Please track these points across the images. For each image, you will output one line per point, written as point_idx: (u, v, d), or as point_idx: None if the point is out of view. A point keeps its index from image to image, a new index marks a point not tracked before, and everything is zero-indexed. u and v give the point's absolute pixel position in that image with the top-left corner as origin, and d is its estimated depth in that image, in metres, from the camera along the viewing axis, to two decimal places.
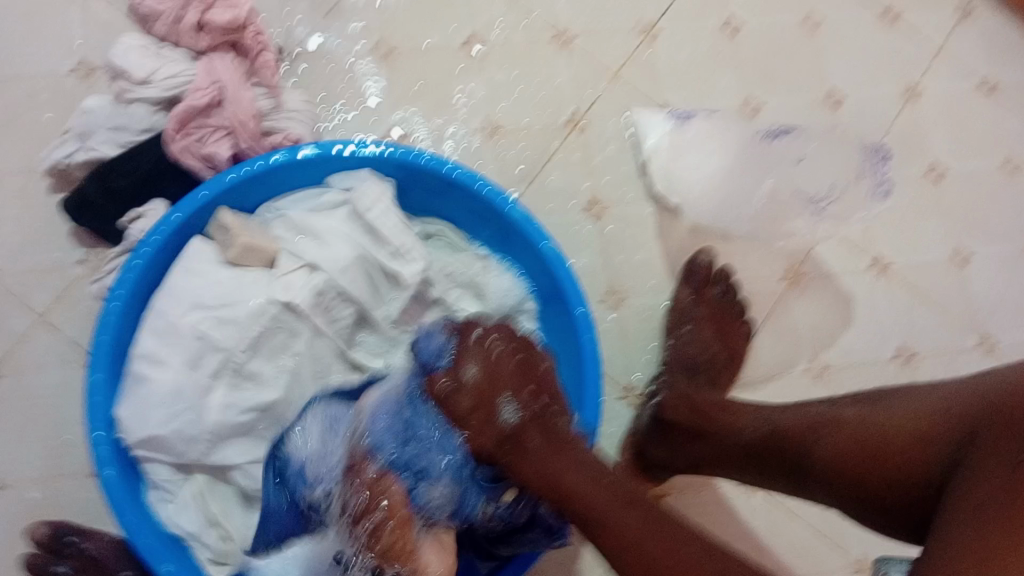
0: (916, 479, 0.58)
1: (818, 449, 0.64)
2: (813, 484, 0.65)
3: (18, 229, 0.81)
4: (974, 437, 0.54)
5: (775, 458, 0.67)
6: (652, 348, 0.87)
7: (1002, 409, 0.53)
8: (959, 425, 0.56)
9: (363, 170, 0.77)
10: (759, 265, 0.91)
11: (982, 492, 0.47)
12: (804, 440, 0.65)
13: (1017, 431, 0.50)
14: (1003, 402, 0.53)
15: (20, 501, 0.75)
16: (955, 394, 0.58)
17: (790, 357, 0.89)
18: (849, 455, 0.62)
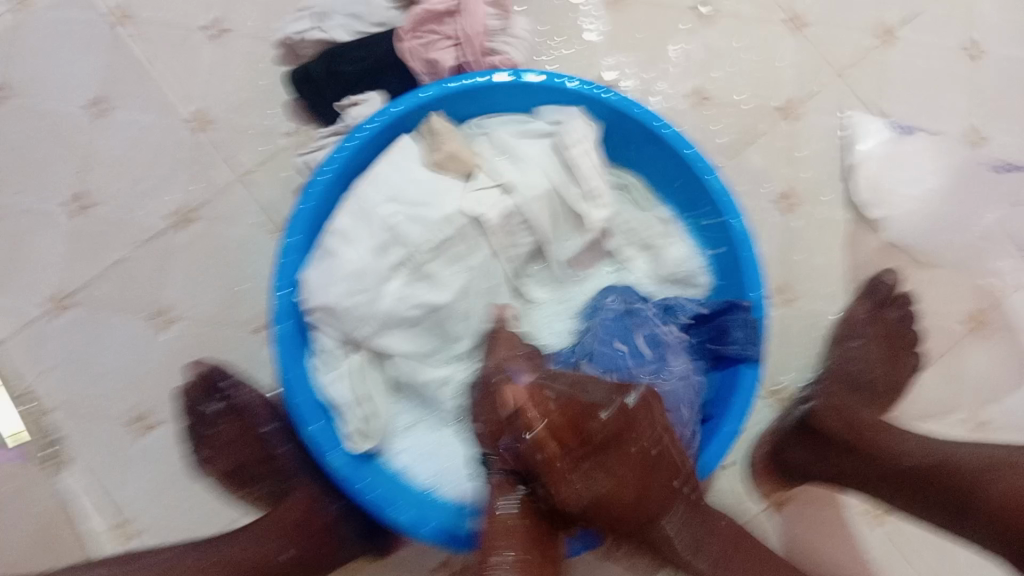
0: (985, 504, 0.63)
1: (987, 489, 0.63)
2: (967, 521, 0.65)
3: (240, 90, 0.85)
4: (966, 506, 0.64)
5: (936, 491, 0.66)
6: (810, 354, 0.84)
7: (998, 472, 0.64)
8: (986, 470, 0.64)
9: (575, 107, 0.76)
10: (945, 301, 0.86)
11: (1011, 496, 0.62)
12: (974, 478, 0.64)
13: (987, 474, 0.64)
14: (999, 474, 0.63)
15: (186, 337, 0.81)
16: (994, 460, 0.65)
17: (947, 401, 0.85)
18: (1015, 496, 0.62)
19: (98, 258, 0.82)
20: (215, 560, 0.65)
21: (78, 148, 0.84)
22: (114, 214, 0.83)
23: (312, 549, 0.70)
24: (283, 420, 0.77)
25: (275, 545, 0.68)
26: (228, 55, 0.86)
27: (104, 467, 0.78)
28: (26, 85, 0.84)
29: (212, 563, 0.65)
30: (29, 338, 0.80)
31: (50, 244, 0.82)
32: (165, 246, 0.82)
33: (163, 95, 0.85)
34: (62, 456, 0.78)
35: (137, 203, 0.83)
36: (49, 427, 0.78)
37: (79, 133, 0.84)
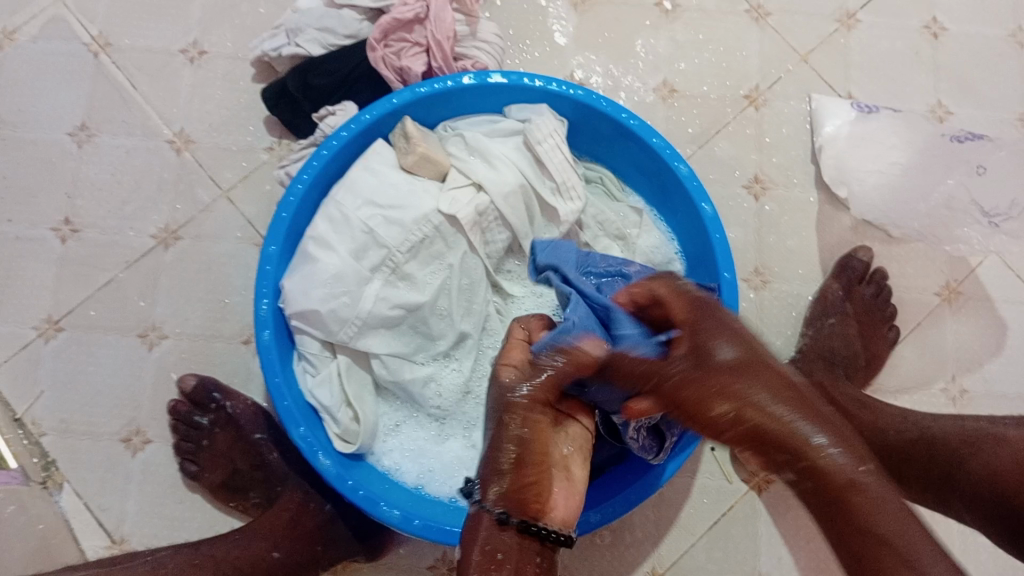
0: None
1: (971, 463, 0.57)
2: (965, 507, 0.57)
3: (219, 109, 0.88)
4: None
5: (914, 466, 0.62)
6: (788, 334, 0.86)
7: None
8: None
9: (542, 105, 0.78)
10: (916, 275, 0.88)
11: None
12: (962, 453, 0.58)
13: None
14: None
15: (177, 351, 0.83)
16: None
17: (928, 373, 0.86)
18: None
19: (88, 279, 0.84)
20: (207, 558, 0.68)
21: (64, 174, 0.86)
22: (102, 236, 0.85)
23: (306, 550, 0.73)
24: (273, 430, 0.80)
25: (269, 543, 0.71)
26: (206, 76, 0.88)
27: (104, 482, 0.80)
28: (11, 117, 0.87)
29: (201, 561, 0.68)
30: (25, 360, 0.82)
31: (41, 269, 0.84)
32: (153, 264, 0.84)
33: (145, 119, 0.87)
34: (59, 474, 0.80)
35: (124, 224, 0.85)
36: (47, 447, 0.80)
37: (65, 159, 0.86)
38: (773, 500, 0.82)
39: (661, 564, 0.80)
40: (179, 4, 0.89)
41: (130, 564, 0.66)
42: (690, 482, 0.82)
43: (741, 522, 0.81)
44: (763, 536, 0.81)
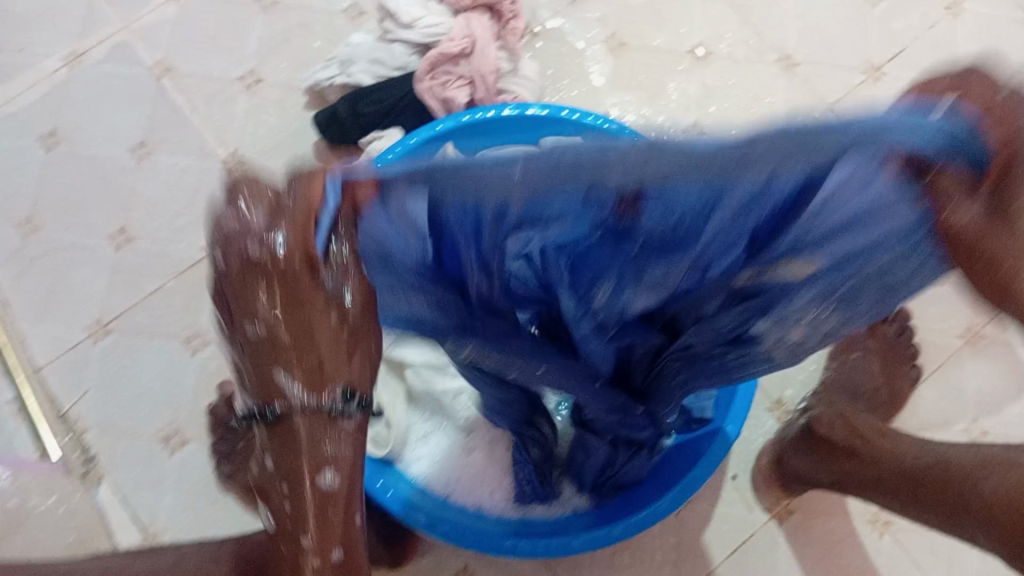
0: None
1: (979, 485, 0.57)
2: (968, 520, 0.58)
3: (270, 132, 0.92)
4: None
5: (931, 484, 0.62)
6: (811, 369, 0.87)
7: None
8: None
9: None
10: (938, 317, 0.90)
11: None
12: (971, 475, 0.59)
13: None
14: None
15: (218, 358, 0.86)
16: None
17: (950, 414, 0.87)
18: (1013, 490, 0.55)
19: (138, 286, 0.88)
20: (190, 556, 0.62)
21: (121, 186, 0.91)
22: (153, 245, 0.89)
23: None
24: None
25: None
26: (259, 101, 0.93)
27: (139, 481, 0.82)
28: (76, 132, 0.93)
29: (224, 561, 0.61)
30: (73, 360, 0.85)
31: (93, 273, 0.88)
32: (200, 274, 0.88)
33: (201, 138, 0.92)
34: (97, 471, 0.82)
35: (175, 235, 0.89)
36: (87, 444, 0.83)
37: (124, 173, 0.91)
38: (793, 530, 0.83)
39: None
40: (239, 35, 0.95)
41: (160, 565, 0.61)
42: (710, 510, 0.83)
43: (759, 551, 0.82)
44: (783, 567, 0.82)
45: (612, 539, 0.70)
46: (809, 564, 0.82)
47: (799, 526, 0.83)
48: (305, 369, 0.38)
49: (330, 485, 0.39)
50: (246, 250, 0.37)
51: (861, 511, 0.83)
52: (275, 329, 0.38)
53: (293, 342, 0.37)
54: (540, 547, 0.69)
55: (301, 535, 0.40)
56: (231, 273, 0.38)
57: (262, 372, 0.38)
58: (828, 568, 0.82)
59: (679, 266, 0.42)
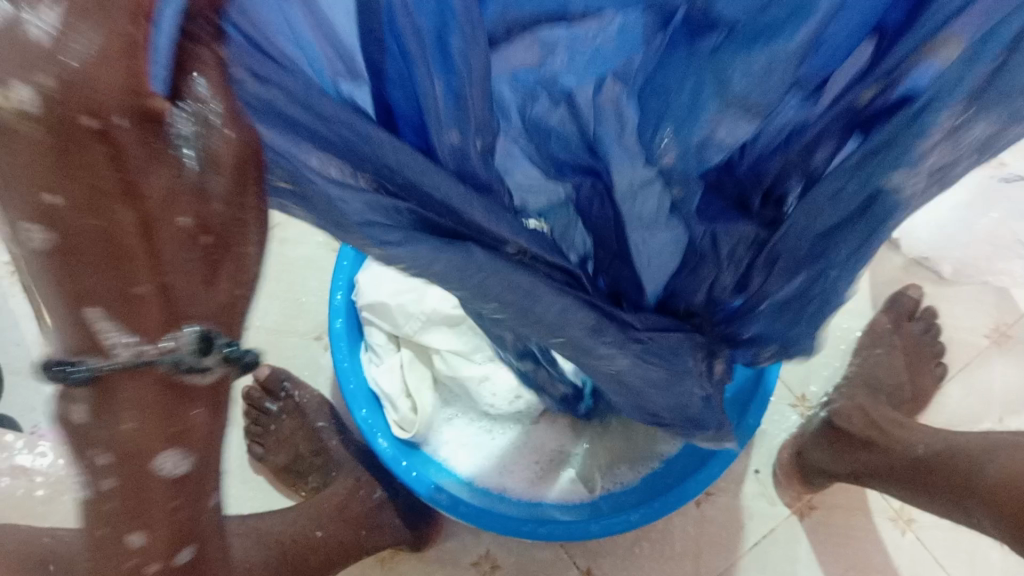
0: None
1: (982, 469, 0.61)
2: (971, 504, 0.61)
3: None
4: None
5: (941, 472, 0.65)
6: (836, 366, 0.88)
7: None
8: None
9: None
10: (965, 316, 0.90)
11: None
12: (976, 459, 0.62)
13: None
14: None
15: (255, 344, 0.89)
16: None
17: (975, 413, 0.87)
18: (1015, 472, 0.58)
19: None
20: None
21: None
22: None
23: (350, 533, 0.75)
24: (335, 420, 0.84)
25: (310, 525, 0.73)
26: None
27: None
28: None
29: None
30: None
31: None
32: None
33: None
34: None
35: None
36: None
37: None
38: (814, 525, 0.83)
39: None
40: None
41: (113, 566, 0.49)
42: (731, 502, 0.84)
43: (780, 545, 0.83)
44: (803, 560, 0.82)
45: (620, 527, 0.71)
46: (829, 558, 0.82)
47: (821, 520, 0.83)
48: (119, 293, 0.29)
49: (170, 473, 0.35)
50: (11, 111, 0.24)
51: (883, 507, 0.83)
52: (70, 233, 0.27)
53: (101, 254, 0.28)
54: (550, 531, 0.71)
55: (127, 532, 0.36)
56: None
57: (87, 301, 0.29)
58: (848, 562, 0.82)
59: (782, 56, 0.34)
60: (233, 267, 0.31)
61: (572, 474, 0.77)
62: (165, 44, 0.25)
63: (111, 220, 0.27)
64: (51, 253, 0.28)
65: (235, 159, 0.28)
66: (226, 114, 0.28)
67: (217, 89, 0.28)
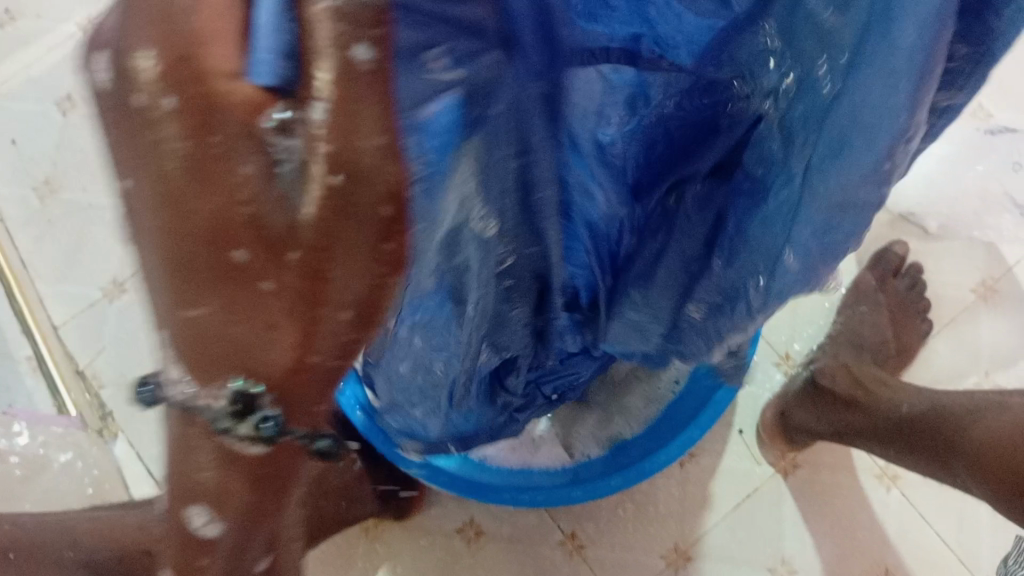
0: None
1: (969, 429, 0.59)
2: (958, 464, 0.60)
3: None
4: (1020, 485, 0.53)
5: (926, 434, 0.63)
6: (820, 324, 0.87)
7: None
8: None
9: None
10: (952, 270, 0.89)
11: None
12: (962, 419, 0.60)
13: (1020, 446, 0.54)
14: None
15: None
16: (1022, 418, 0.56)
17: (961, 368, 0.86)
18: (1003, 432, 0.56)
19: None
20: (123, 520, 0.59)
21: None
22: None
23: (331, 504, 0.73)
24: None
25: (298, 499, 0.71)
26: None
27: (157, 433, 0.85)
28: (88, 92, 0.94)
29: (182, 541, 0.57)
30: (91, 318, 0.88)
31: (111, 235, 0.90)
32: None
33: None
34: (115, 425, 0.85)
35: None
36: (105, 399, 0.86)
37: None
38: (801, 484, 0.83)
39: (685, 541, 0.81)
40: None
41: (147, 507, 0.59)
42: (716, 463, 0.84)
43: (765, 505, 0.82)
44: (788, 519, 0.82)
45: (603, 493, 0.71)
46: (816, 516, 0.82)
47: (806, 479, 0.83)
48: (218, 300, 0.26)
49: (176, 392, 0.30)
50: (165, 98, 0.22)
51: (869, 464, 0.83)
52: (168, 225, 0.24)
53: (196, 235, 0.24)
54: (532, 499, 0.71)
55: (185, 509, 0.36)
56: (139, 122, 0.23)
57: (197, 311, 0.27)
58: (834, 520, 0.82)
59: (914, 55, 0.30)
60: (361, 269, 0.26)
61: (553, 438, 0.77)
62: (271, 35, 0.21)
63: (213, 203, 0.23)
64: (161, 226, 0.24)
65: (343, 199, 0.23)
66: (346, 127, 0.22)
67: (375, 76, 0.22)
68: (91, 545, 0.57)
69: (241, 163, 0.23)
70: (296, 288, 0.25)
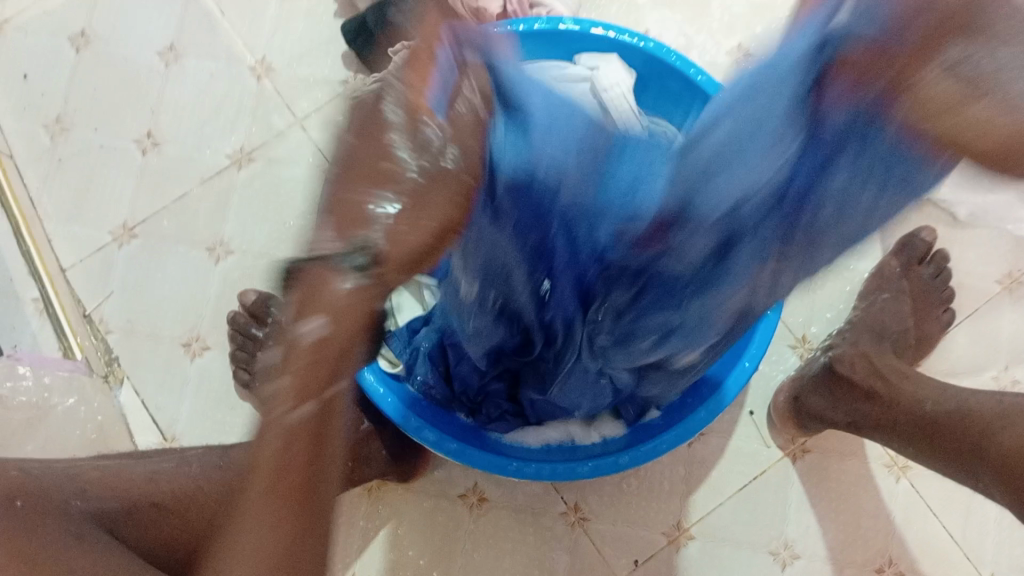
0: None
1: (999, 437, 0.60)
2: (984, 470, 0.61)
3: (301, 40, 0.91)
4: None
5: (953, 435, 0.64)
6: (840, 309, 0.86)
7: None
8: None
9: (612, 55, 0.79)
10: (978, 260, 0.87)
11: None
12: (991, 424, 0.61)
13: None
14: None
15: (241, 269, 0.87)
16: None
17: (980, 361, 0.85)
18: None
19: (163, 192, 0.88)
20: (143, 472, 0.56)
21: (149, 93, 0.91)
22: (181, 151, 0.89)
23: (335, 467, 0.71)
24: None
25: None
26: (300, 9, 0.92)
27: (162, 382, 0.84)
28: (105, 32, 0.92)
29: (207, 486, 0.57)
30: (99, 262, 0.87)
31: (122, 178, 0.89)
32: (225, 184, 0.88)
33: (229, 45, 0.91)
34: (120, 371, 0.84)
35: (202, 142, 0.89)
36: (110, 344, 0.85)
37: (154, 77, 0.91)
38: (809, 469, 0.82)
39: (687, 519, 0.81)
40: None
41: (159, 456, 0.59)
42: (724, 444, 0.83)
43: (771, 488, 0.82)
44: (793, 503, 0.81)
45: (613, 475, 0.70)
46: (823, 502, 0.81)
47: (815, 464, 0.82)
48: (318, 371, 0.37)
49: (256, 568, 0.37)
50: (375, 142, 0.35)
51: (879, 453, 0.82)
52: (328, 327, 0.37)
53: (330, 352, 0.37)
54: (537, 470, 0.69)
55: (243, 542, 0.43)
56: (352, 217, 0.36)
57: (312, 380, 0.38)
58: (839, 506, 0.81)
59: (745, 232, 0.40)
60: (447, 204, 0.37)
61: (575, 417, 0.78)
62: (441, 86, 0.36)
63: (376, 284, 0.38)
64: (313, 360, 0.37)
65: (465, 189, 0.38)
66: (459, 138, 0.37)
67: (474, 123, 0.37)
68: (98, 491, 0.52)
69: (372, 231, 0.36)
70: (452, 244, 0.41)
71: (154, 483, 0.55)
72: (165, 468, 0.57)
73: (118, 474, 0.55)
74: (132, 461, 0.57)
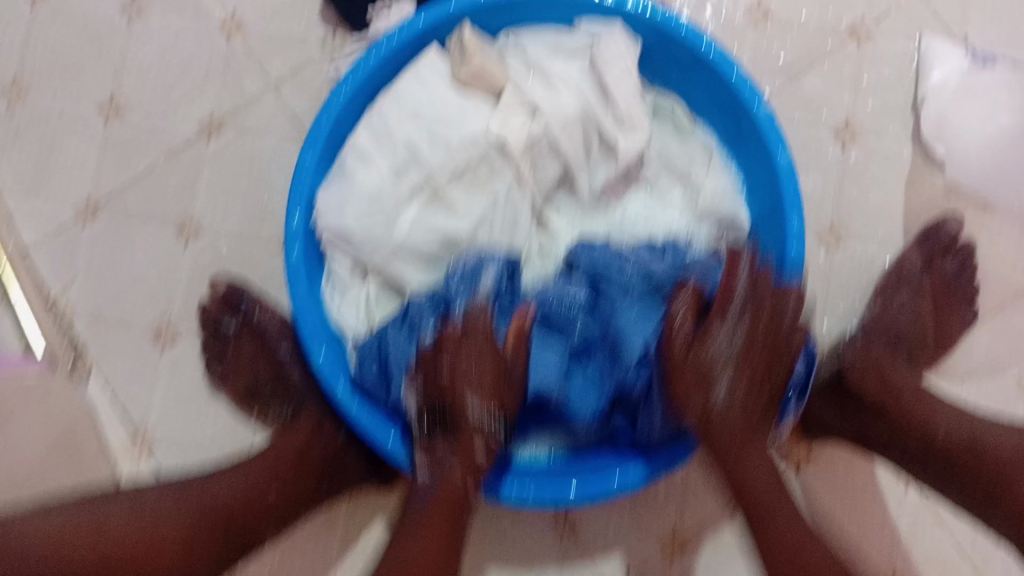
0: None
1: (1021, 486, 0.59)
2: (995, 514, 0.60)
3: None
4: None
5: (966, 473, 0.62)
6: (855, 302, 0.80)
7: None
8: None
9: (616, 22, 0.70)
10: (1008, 250, 0.80)
11: None
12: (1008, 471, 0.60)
13: None
14: None
15: (213, 251, 0.81)
16: None
17: (1003, 360, 0.79)
18: None
19: (127, 166, 0.82)
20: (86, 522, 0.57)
21: (109, 53, 0.83)
22: (146, 120, 0.82)
23: (310, 483, 0.69)
24: (297, 342, 0.79)
25: (267, 485, 0.66)
26: None
27: (134, 372, 0.80)
28: None
29: (153, 536, 0.58)
30: (63, 242, 0.82)
31: (83, 150, 0.82)
32: (195, 157, 0.82)
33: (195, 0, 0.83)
34: (88, 359, 0.80)
35: (167, 111, 0.82)
36: (76, 331, 0.81)
37: (112, 35, 0.83)
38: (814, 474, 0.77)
39: (683, 523, 0.77)
40: None
41: (109, 500, 0.60)
42: None
43: None
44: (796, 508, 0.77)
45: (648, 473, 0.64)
46: (828, 509, 0.77)
47: (821, 469, 0.77)
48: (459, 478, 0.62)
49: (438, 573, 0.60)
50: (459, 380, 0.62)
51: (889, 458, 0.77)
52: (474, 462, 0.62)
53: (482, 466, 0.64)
54: (538, 496, 0.63)
55: None
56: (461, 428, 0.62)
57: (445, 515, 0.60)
58: (845, 513, 0.77)
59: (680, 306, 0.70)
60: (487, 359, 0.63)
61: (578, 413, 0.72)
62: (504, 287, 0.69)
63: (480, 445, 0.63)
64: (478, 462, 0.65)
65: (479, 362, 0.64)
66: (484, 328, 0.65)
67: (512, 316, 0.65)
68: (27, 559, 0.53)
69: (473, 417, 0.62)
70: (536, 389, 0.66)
71: (99, 538, 0.56)
72: (111, 520, 0.57)
73: (49, 530, 0.55)
74: (80, 508, 0.58)
